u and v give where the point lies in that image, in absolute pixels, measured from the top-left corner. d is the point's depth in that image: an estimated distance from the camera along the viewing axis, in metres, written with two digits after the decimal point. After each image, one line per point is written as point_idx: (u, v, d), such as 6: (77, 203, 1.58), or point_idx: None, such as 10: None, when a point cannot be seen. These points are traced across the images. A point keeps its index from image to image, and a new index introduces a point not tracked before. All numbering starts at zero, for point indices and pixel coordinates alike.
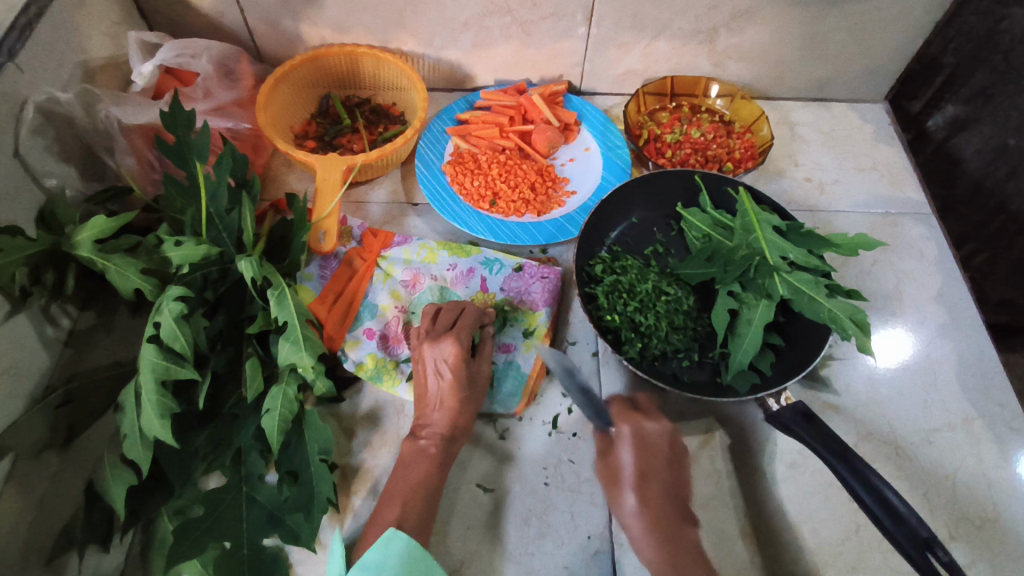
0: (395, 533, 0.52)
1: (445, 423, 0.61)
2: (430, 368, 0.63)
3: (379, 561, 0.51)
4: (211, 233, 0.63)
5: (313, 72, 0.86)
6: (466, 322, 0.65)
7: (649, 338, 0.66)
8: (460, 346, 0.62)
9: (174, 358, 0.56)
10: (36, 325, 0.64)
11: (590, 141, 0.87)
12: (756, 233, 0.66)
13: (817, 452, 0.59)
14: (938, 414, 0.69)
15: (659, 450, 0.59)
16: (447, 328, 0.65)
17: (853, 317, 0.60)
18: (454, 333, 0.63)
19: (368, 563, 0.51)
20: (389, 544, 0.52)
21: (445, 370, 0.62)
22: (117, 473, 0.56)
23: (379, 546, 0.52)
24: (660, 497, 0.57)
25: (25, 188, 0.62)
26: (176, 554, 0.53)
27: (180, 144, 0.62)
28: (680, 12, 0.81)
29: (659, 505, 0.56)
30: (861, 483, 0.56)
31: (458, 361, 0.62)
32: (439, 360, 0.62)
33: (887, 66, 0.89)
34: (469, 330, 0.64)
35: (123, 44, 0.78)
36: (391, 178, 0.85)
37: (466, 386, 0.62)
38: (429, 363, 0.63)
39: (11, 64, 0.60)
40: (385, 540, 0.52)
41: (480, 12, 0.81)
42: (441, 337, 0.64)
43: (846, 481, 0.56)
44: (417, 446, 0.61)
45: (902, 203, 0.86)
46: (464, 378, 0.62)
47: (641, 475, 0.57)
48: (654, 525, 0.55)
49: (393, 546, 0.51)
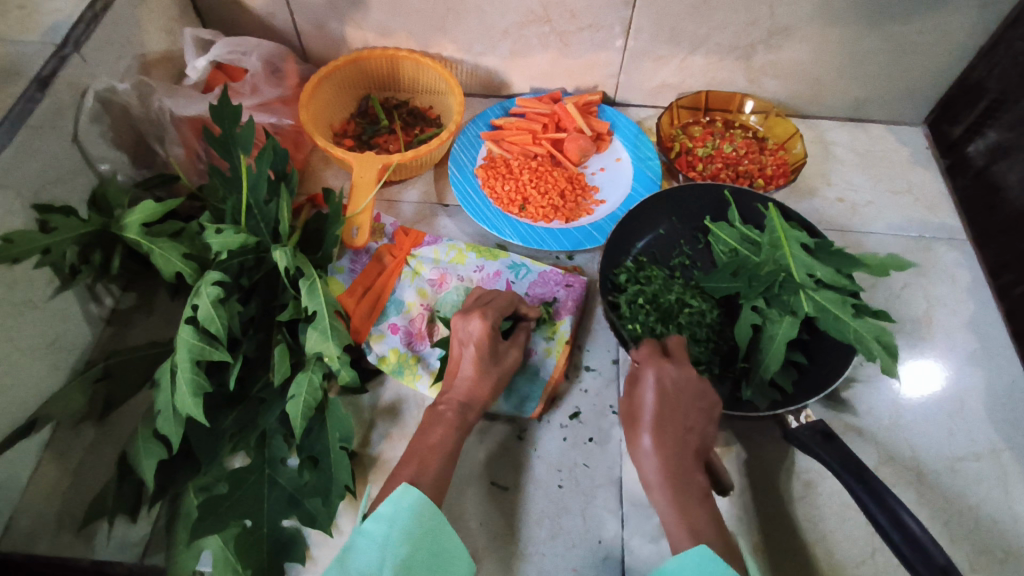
0: (408, 489, 0.54)
1: (466, 389, 0.63)
2: (457, 343, 0.64)
3: (391, 512, 0.53)
4: (250, 222, 0.66)
5: (355, 74, 0.89)
6: (498, 303, 0.66)
7: None
8: (485, 323, 0.63)
9: (209, 340, 0.58)
10: (81, 302, 0.68)
11: (622, 152, 0.88)
12: (784, 250, 0.65)
13: (836, 473, 0.59)
14: (963, 442, 0.68)
15: (680, 396, 0.58)
16: (479, 305, 0.66)
17: (881, 338, 0.59)
18: (483, 310, 0.64)
19: (381, 514, 0.53)
20: (401, 497, 0.54)
21: (471, 343, 0.63)
22: (149, 446, 0.59)
23: (392, 499, 0.54)
24: (679, 437, 0.57)
25: (81, 172, 0.66)
26: (200, 529, 0.55)
27: (225, 135, 0.64)
28: (718, 27, 0.82)
29: (673, 453, 0.56)
30: (875, 502, 0.55)
31: (482, 336, 0.62)
32: (464, 333, 0.64)
33: (926, 90, 0.88)
34: (500, 311, 0.65)
35: (179, 39, 0.82)
36: (424, 178, 0.87)
37: (490, 360, 0.63)
38: (457, 335, 0.64)
39: (76, 54, 0.64)
40: (398, 495, 0.54)
41: (519, 21, 0.83)
42: (470, 312, 0.65)
43: (860, 501, 0.56)
44: (436, 412, 0.62)
45: (936, 227, 0.84)
46: (486, 357, 0.63)
47: (659, 420, 0.57)
48: (668, 472, 0.55)
49: (405, 501, 0.54)
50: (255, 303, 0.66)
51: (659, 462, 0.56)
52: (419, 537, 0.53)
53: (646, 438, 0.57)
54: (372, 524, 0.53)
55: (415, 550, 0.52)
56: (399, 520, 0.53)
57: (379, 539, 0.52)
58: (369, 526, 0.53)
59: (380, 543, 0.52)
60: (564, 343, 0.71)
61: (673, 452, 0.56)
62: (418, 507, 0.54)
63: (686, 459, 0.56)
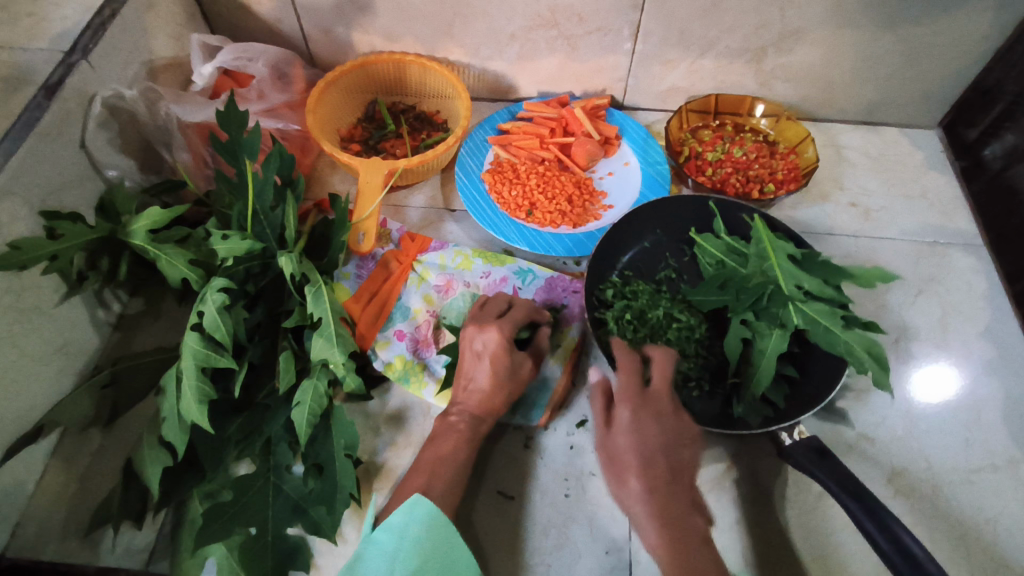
0: (420, 500, 0.54)
1: (476, 401, 0.62)
2: (468, 351, 0.63)
3: (403, 523, 0.53)
4: (256, 228, 0.66)
5: (361, 79, 0.89)
6: (513, 315, 0.65)
7: None
8: (501, 334, 0.62)
9: (215, 347, 0.58)
10: (89, 308, 0.68)
11: (630, 156, 0.87)
12: (771, 260, 0.64)
13: (832, 492, 0.57)
14: (980, 453, 0.67)
15: (661, 435, 0.54)
16: (492, 316, 0.65)
17: (872, 349, 0.58)
18: (498, 322, 0.63)
19: (392, 525, 0.53)
20: (414, 508, 0.54)
21: (483, 355, 0.62)
22: (154, 453, 0.59)
23: (403, 509, 0.53)
24: (668, 480, 0.52)
25: (88, 179, 0.66)
26: (205, 536, 0.55)
27: (232, 141, 0.64)
28: (728, 30, 0.81)
29: (666, 500, 0.51)
30: (875, 524, 0.53)
31: (498, 349, 0.61)
32: (478, 344, 0.62)
33: (941, 93, 0.87)
34: (514, 322, 0.64)
35: (186, 45, 0.82)
36: (431, 184, 0.87)
37: (505, 373, 0.62)
38: (469, 345, 0.63)
39: (84, 61, 0.64)
40: (410, 504, 0.54)
41: (527, 25, 0.82)
42: (485, 322, 0.64)
43: (858, 521, 0.54)
44: (442, 421, 0.62)
45: (951, 232, 0.83)
46: (503, 366, 0.62)
47: (645, 463, 0.52)
48: (662, 519, 0.50)
49: (417, 512, 0.53)
50: (261, 309, 0.66)
51: (652, 511, 0.50)
52: (430, 549, 0.52)
53: (633, 480, 0.52)
54: (384, 535, 0.53)
55: (425, 562, 0.52)
56: (410, 531, 0.53)
57: (389, 552, 0.52)
58: (380, 536, 0.53)
59: (389, 553, 0.52)
60: (570, 349, 0.71)
61: (666, 496, 0.51)
62: (430, 519, 0.53)
63: (681, 506, 0.51)
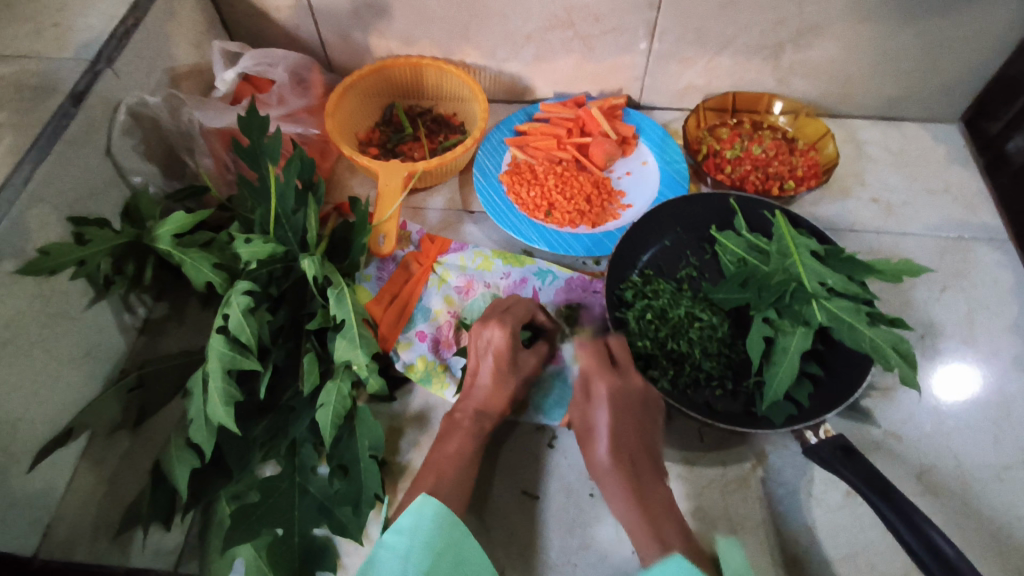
0: (427, 500, 0.55)
1: (482, 397, 0.63)
2: (475, 351, 0.64)
3: (412, 523, 0.53)
4: (278, 232, 0.66)
5: (379, 83, 0.89)
6: (515, 311, 0.66)
7: (681, 365, 0.66)
8: (505, 331, 0.62)
9: (240, 349, 0.58)
10: (115, 312, 0.69)
11: (648, 155, 0.87)
12: (792, 257, 0.64)
13: (859, 491, 0.57)
14: (1011, 449, 0.65)
15: (630, 408, 0.59)
16: (497, 313, 0.66)
17: (899, 346, 0.58)
18: (501, 317, 0.64)
19: (402, 527, 0.53)
20: (422, 508, 0.54)
21: (489, 353, 0.63)
22: (182, 455, 0.59)
23: (411, 512, 0.54)
24: (634, 450, 0.58)
25: (114, 185, 0.67)
26: (233, 537, 0.55)
27: (253, 147, 0.65)
28: (745, 28, 0.80)
29: (632, 465, 0.57)
30: (906, 524, 0.52)
31: (503, 344, 0.62)
32: (483, 341, 0.63)
33: (963, 86, 0.86)
34: (518, 318, 0.65)
35: (206, 52, 0.83)
36: (449, 185, 0.87)
37: (509, 369, 0.63)
38: (476, 342, 0.64)
39: (109, 69, 0.65)
40: (417, 507, 0.54)
41: (543, 26, 0.82)
42: (489, 320, 0.64)
43: (889, 522, 0.53)
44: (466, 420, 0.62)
45: (976, 227, 0.82)
46: (505, 364, 0.63)
47: (615, 434, 0.58)
48: (626, 477, 0.56)
49: (425, 511, 0.54)
50: (284, 311, 0.66)
51: (618, 476, 0.56)
52: (442, 548, 0.52)
53: (604, 450, 0.58)
54: (392, 537, 0.52)
55: (438, 560, 0.51)
56: (421, 530, 0.53)
57: (401, 552, 0.51)
58: (388, 539, 0.52)
59: (402, 554, 0.51)
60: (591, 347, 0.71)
61: (631, 462, 0.57)
62: (439, 517, 0.54)
63: (647, 471, 0.57)
